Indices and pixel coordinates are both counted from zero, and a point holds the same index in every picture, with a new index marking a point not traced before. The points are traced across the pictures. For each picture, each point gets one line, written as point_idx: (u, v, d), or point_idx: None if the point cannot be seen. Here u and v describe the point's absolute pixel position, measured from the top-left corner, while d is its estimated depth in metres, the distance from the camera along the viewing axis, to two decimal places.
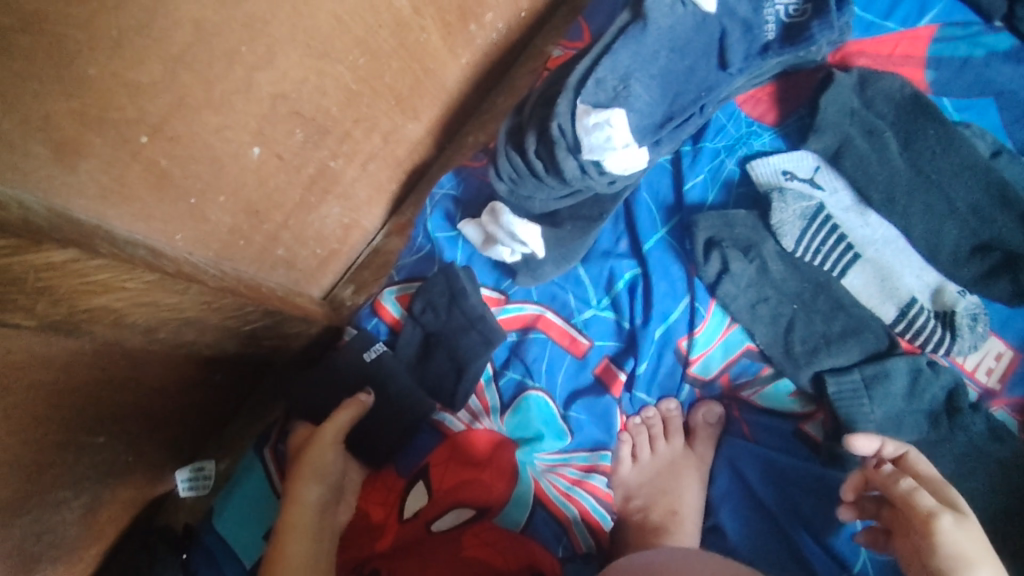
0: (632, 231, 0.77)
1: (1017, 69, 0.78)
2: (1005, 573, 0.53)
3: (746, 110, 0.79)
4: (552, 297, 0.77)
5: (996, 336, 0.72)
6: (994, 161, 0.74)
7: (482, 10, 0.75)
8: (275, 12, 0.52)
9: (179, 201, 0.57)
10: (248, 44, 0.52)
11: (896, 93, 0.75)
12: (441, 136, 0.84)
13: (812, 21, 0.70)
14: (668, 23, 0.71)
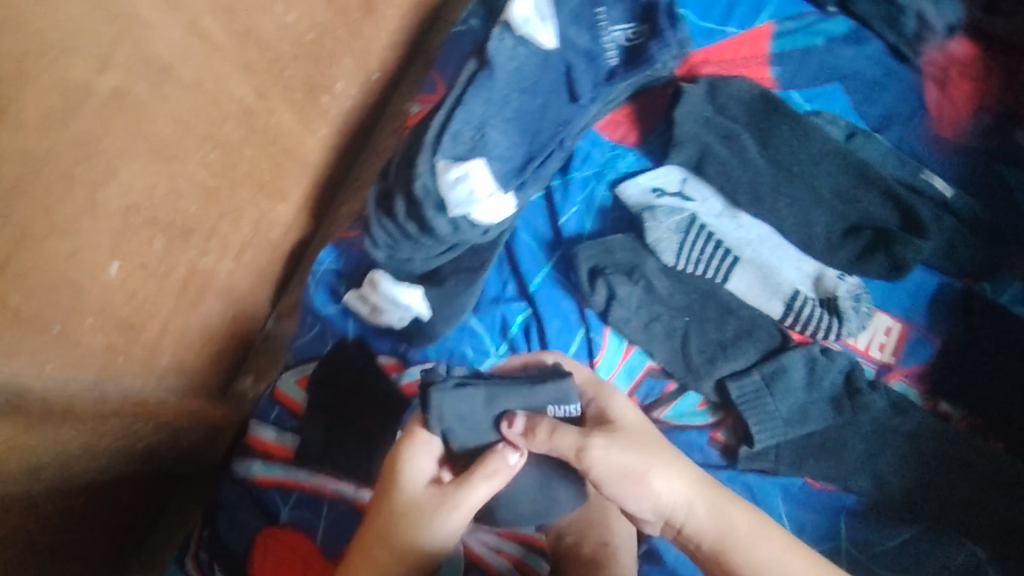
0: (516, 273, 0.77)
1: (856, 50, 0.81)
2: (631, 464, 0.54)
3: (608, 134, 0.80)
4: (450, 352, 0.75)
5: (882, 311, 0.75)
6: (851, 144, 0.76)
7: (330, 82, 0.77)
8: (106, 126, 0.53)
9: (42, 334, 0.53)
10: (84, 162, 0.52)
11: (746, 95, 0.77)
12: (314, 209, 0.86)
13: (650, 42, 0.72)
14: (514, 65, 0.71)
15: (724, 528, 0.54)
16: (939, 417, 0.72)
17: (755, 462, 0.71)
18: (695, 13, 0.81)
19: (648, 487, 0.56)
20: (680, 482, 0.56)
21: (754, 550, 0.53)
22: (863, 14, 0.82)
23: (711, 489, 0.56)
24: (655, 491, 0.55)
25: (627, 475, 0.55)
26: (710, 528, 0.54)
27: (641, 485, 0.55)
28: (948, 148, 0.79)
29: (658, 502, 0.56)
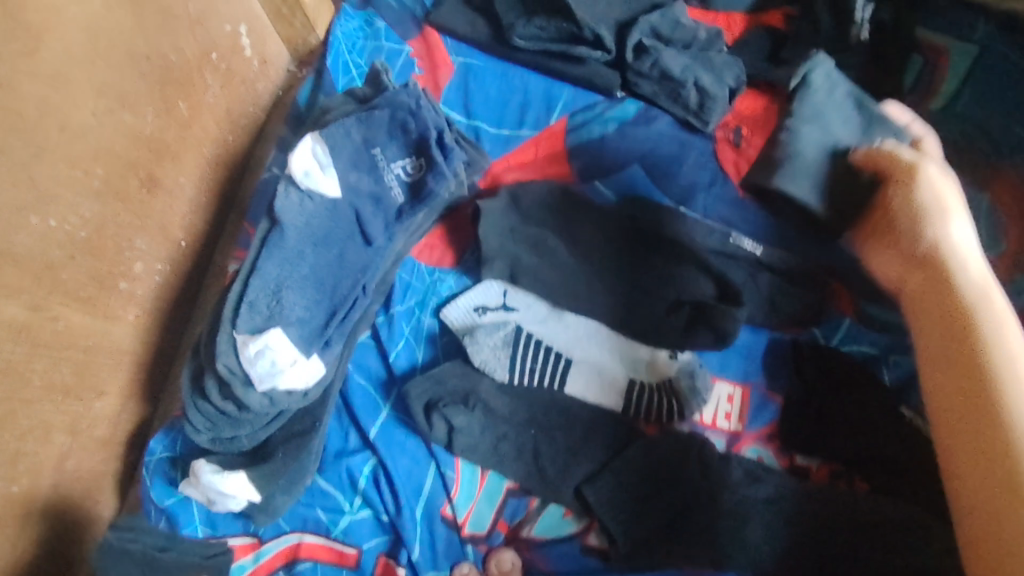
0: (355, 423, 0.74)
1: (648, 129, 0.83)
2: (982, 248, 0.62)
3: (424, 260, 0.79)
4: (303, 521, 0.72)
5: (720, 379, 0.75)
6: (656, 224, 0.78)
7: (126, 266, 0.75)
8: None
9: None
10: None
11: (546, 197, 0.78)
12: (145, 393, 0.81)
13: (426, 177, 0.73)
14: (304, 220, 0.70)
15: (992, 292, 0.59)
16: (799, 472, 0.71)
17: (631, 561, 0.67)
18: (487, 123, 0.83)
19: (970, 270, 0.61)
20: (966, 245, 0.62)
21: (1002, 327, 0.57)
22: (647, 94, 0.84)
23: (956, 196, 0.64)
24: (967, 256, 0.61)
25: (968, 247, 0.62)
26: (980, 285, 0.60)
27: (993, 293, 0.59)
28: (750, 205, 0.81)
29: (986, 283, 0.60)
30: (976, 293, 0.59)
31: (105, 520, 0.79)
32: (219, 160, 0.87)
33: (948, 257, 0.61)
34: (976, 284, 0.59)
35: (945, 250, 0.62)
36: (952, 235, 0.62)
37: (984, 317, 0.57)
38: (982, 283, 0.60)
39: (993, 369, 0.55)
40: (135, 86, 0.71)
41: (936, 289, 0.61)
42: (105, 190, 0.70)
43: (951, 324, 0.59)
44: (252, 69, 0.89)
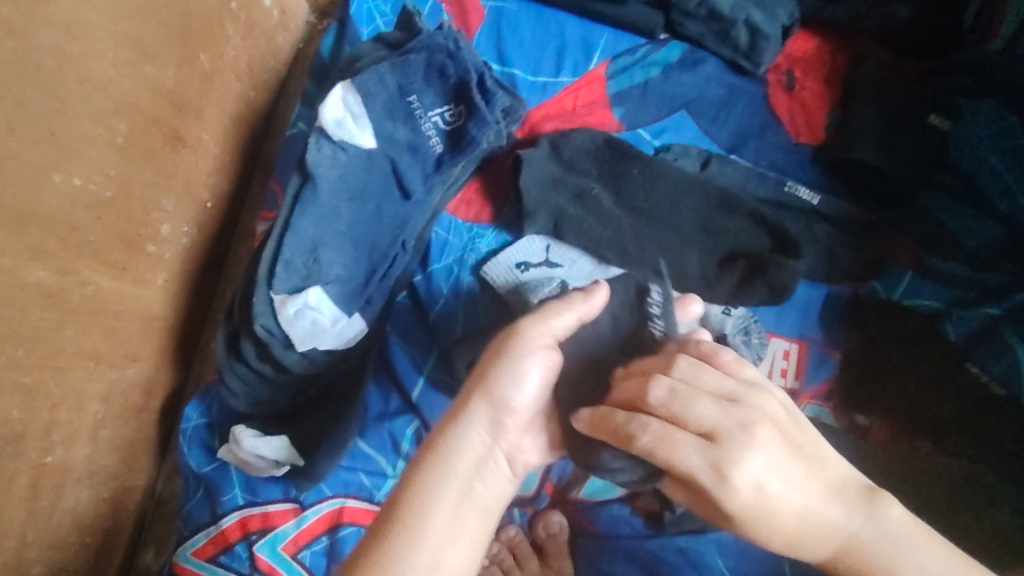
0: (397, 384, 0.71)
1: (694, 73, 0.79)
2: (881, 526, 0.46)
3: (461, 216, 0.76)
4: (345, 485, 0.68)
5: (776, 336, 0.71)
6: (707, 173, 0.74)
7: (153, 228, 0.72)
8: None
9: None
10: None
11: (590, 147, 0.74)
12: (179, 357, 0.80)
13: (467, 124, 0.68)
14: (337, 173, 0.66)
15: (831, 523, 0.46)
16: (858, 432, 0.69)
17: (682, 524, 0.68)
18: (523, 70, 0.79)
19: (768, 491, 0.44)
20: (762, 445, 0.44)
21: (863, 547, 0.46)
22: (693, 35, 0.80)
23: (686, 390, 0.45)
24: (789, 500, 0.45)
25: (718, 398, 0.45)
26: (825, 505, 0.46)
27: (795, 521, 0.45)
28: (805, 152, 0.77)
29: (723, 464, 0.43)
30: (861, 552, 0.46)
31: (139, 487, 0.78)
32: (242, 117, 0.83)
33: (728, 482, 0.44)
34: (763, 516, 0.44)
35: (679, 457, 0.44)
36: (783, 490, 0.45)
37: (839, 532, 0.46)
38: (757, 464, 0.44)
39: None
40: (154, 37, 0.67)
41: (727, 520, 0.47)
42: (129, 146, 0.67)
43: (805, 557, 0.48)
44: (272, 20, 0.85)
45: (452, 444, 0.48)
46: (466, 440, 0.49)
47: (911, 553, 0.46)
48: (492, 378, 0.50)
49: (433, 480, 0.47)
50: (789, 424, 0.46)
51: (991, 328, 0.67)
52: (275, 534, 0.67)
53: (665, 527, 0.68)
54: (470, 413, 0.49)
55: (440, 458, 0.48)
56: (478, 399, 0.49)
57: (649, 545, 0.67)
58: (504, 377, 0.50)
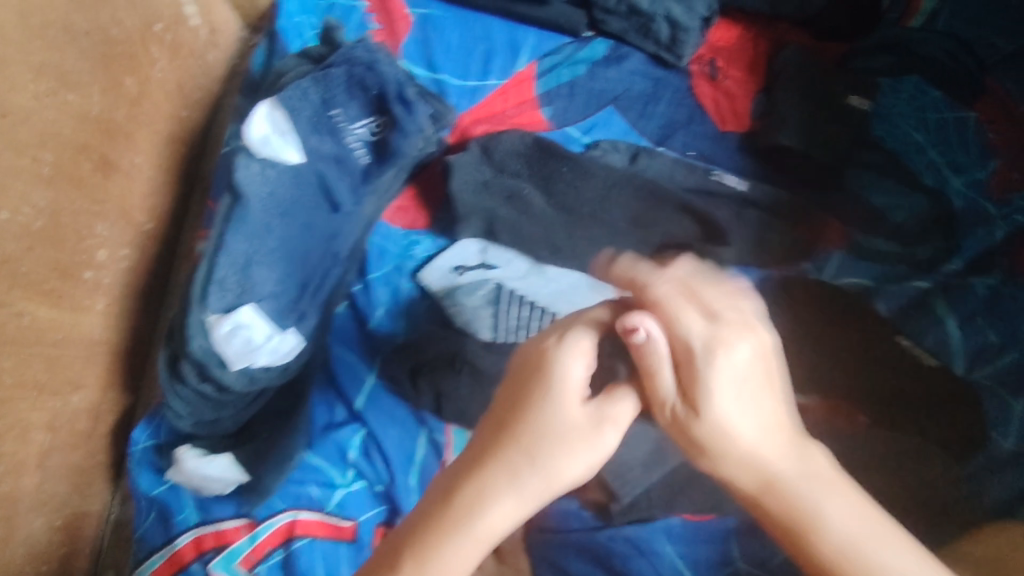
0: (341, 394, 0.71)
1: (619, 69, 0.80)
2: (821, 465, 0.42)
3: (398, 224, 0.77)
4: (295, 498, 0.68)
5: None
6: (636, 167, 0.75)
7: (88, 254, 0.72)
8: None
9: None
10: None
11: (520, 147, 0.75)
12: (125, 382, 0.81)
13: (391, 134, 0.70)
14: (267, 189, 0.66)
15: (802, 472, 0.41)
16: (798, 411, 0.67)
17: (630, 513, 0.69)
18: (451, 75, 0.80)
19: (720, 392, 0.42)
20: (750, 347, 0.43)
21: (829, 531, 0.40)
22: (616, 31, 0.81)
23: (705, 278, 0.48)
24: (741, 434, 0.41)
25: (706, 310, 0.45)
26: (788, 466, 0.41)
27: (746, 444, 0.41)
28: (731, 140, 0.78)
29: (714, 342, 0.43)
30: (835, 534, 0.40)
31: (93, 514, 0.79)
32: (176, 138, 0.84)
33: (704, 384, 0.42)
34: (721, 426, 0.41)
35: (679, 332, 0.44)
36: (712, 366, 0.42)
37: (798, 485, 0.41)
38: (745, 356, 0.43)
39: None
40: (74, 65, 0.67)
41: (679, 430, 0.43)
42: (56, 176, 0.67)
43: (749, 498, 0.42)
44: (200, 39, 0.86)
45: (478, 498, 0.41)
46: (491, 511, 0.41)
47: (875, 555, 0.39)
48: (528, 453, 0.42)
49: (444, 549, 0.41)
50: (773, 357, 0.44)
51: (923, 303, 0.70)
52: (230, 551, 0.66)
53: (613, 518, 0.69)
54: (494, 486, 0.41)
55: (458, 525, 0.41)
56: (514, 450, 0.42)
57: (598, 536, 0.68)
58: (550, 443, 0.42)
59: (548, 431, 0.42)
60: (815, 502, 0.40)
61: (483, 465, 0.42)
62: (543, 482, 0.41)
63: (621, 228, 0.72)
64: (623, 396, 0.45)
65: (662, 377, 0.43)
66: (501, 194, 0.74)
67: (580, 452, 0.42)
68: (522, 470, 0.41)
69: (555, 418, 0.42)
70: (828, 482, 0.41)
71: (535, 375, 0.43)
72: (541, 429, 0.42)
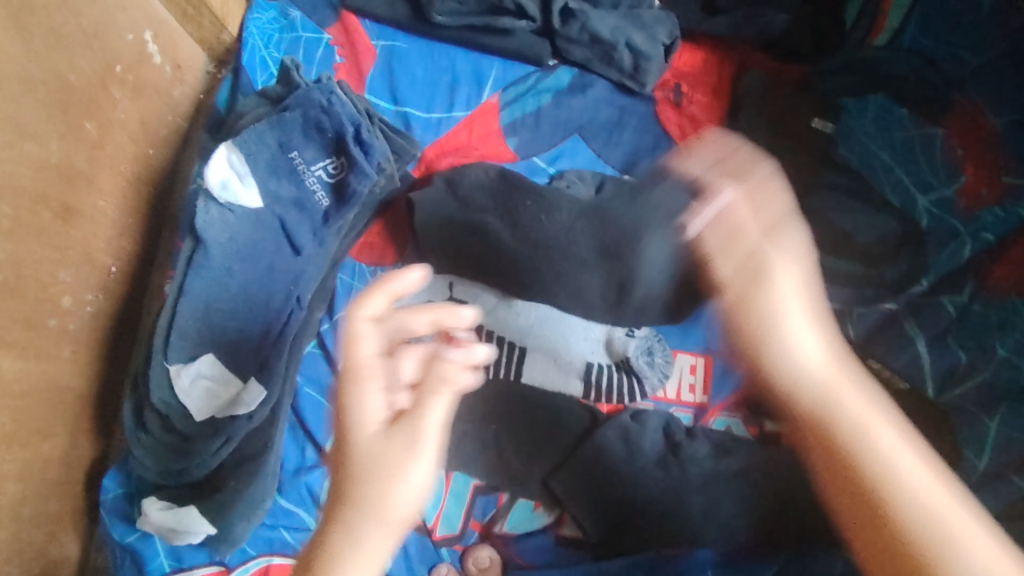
0: (310, 436, 0.71)
1: (584, 98, 0.80)
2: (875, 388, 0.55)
3: (365, 260, 0.76)
4: (269, 542, 0.68)
5: (681, 353, 0.75)
6: (601, 197, 0.75)
7: (54, 302, 0.72)
8: None
9: None
10: None
11: (485, 180, 0.75)
12: (98, 426, 0.80)
13: (349, 176, 0.70)
14: (226, 234, 0.67)
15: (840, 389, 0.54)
16: (768, 440, 0.70)
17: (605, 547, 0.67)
18: (416, 108, 0.80)
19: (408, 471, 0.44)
20: (792, 268, 0.57)
21: (906, 479, 0.50)
22: (579, 59, 0.81)
23: (758, 201, 0.58)
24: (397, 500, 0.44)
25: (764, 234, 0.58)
26: (875, 421, 0.52)
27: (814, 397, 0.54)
28: (697, 166, 0.78)
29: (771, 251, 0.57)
30: (915, 479, 0.49)
31: (71, 561, 0.79)
32: (141, 178, 0.83)
33: (769, 289, 0.56)
34: (772, 320, 0.56)
35: (749, 238, 0.57)
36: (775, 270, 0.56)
37: (877, 452, 0.51)
38: (791, 275, 0.57)
39: (908, 535, 0.48)
40: (31, 116, 0.67)
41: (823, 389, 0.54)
42: (18, 228, 0.67)
43: (835, 469, 0.52)
44: (164, 77, 0.86)
45: (346, 550, 0.44)
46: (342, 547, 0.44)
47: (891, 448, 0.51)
48: (367, 490, 0.44)
49: None
50: (810, 279, 0.58)
51: (892, 326, 0.70)
52: None
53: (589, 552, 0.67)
54: (355, 522, 0.44)
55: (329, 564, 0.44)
56: (353, 502, 0.44)
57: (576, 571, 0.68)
58: (377, 476, 0.44)
59: (370, 466, 0.44)
60: (859, 396, 0.54)
61: (337, 506, 0.45)
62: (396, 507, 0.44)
63: (587, 259, 0.72)
64: (435, 398, 0.43)
65: (738, 302, 0.57)
66: (466, 227, 0.73)
67: (407, 475, 0.44)
68: (370, 499, 0.44)
69: (375, 444, 0.44)
70: (862, 386, 0.55)
71: (346, 410, 0.45)
72: (372, 454, 0.44)
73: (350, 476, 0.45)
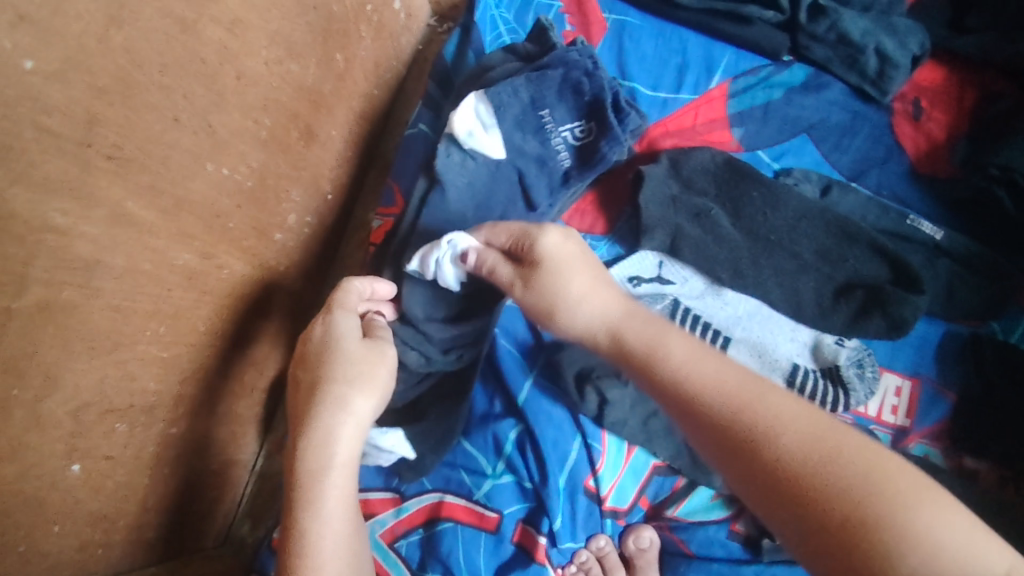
0: (503, 387, 0.73)
1: (817, 97, 0.79)
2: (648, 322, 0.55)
3: (575, 226, 0.77)
4: (447, 480, 0.71)
5: (889, 371, 0.70)
6: (826, 200, 0.74)
7: (282, 218, 0.75)
8: (39, 342, 0.50)
9: (7, 555, 0.54)
10: (20, 383, 0.50)
11: (710, 166, 0.74)
12: (291, 342, 0.85)
13: (600, 142, 0.70)
14: (465, 180, 0.70)
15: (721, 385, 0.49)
16: (966, 476, 0.66)
17: (779, 552, 0.68)
18: (644, 85, 0.80)
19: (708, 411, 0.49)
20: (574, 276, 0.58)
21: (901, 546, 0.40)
22: (820, 59, 0.80)
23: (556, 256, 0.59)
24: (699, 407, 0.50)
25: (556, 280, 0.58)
26: (809, 425, 0.46)
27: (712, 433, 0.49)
28: (926, 184, 0.76)
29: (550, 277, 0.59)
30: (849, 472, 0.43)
31: (244, 463, 0.83)
32: (365, 115, 0.86)
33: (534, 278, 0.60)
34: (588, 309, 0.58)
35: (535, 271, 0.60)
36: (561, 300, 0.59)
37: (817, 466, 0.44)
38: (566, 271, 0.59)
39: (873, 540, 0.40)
40: (301, 38, 0.70)
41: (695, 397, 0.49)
42: (270, 141, 0.70)
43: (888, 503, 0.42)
44: (399, 22, 0.88)
45: (327, 439, 0.55)
46: (342, 503, 0.55)
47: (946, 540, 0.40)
48: (322, 418, 0.55)
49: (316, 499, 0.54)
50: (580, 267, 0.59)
51: None
52: (373, 521, 0.70)
53: (761, 553, 0.68)
54: (333, 422, 0.55)
55: (312, 474, 0.54)
56: (305, 430, 0.55)
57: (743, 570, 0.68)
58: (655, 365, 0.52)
59: (337, 389, 0.56)
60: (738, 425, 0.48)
61: (290, 510, 0.54)
62: (354, 421, 0.56)
63: (808, 261, 0.71)
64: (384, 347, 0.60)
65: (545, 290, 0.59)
66: (685, 205, 0.73)
67: (340, 426, 0.55)
68: (345, 411, 0.56)
69: (334, 369, 0.57)
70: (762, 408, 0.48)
71: (303, 410, 0.56)
72: (342, 372, 0.57)
73: (310, 414, 0.56)
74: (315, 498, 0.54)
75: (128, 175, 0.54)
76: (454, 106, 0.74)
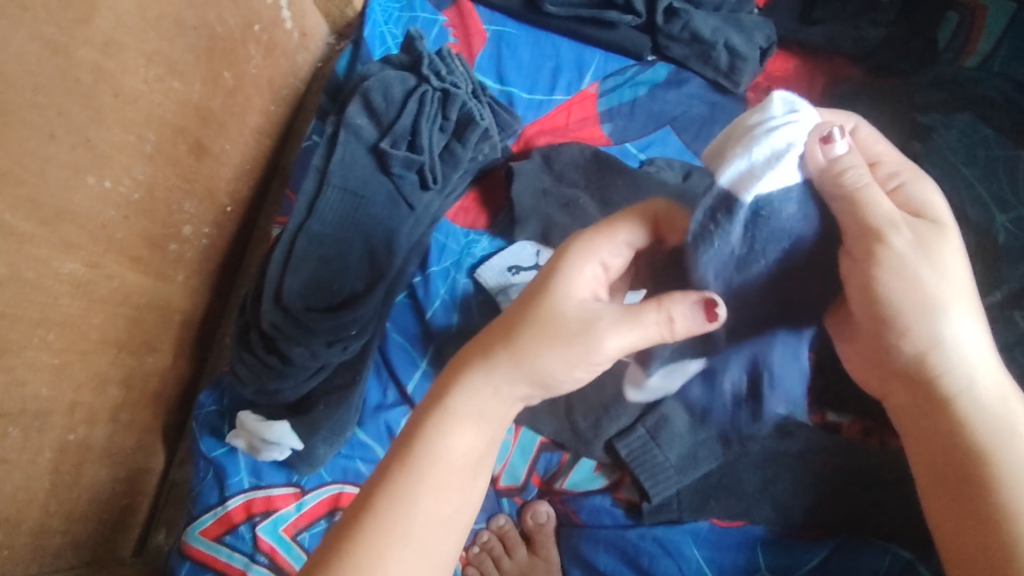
0: (395, 379, 0.77)
1: (679, 91, 0.85)
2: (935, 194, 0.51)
3: (460, 222, 0.83)
4: (343, 471, 0.74)
5: None
6: (688, 184, 0.76)
7: (176, 229, 0.79)
8: None
9: None
10: None
11: (579, 159, 0.80)
12: (196, 350, 0.89)
13: (469, 126, 0.78)
14: (344, 170, 0.76)
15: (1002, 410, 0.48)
16: (830, 429, 0.74)
17: (659, 514, 0.71)
18: (520, 89, 0.85)
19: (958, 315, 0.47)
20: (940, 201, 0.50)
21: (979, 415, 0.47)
22: (678, 57, 0.87)
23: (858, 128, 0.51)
24: (960, 338, 0.47)
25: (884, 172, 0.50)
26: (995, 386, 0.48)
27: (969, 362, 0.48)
28: None
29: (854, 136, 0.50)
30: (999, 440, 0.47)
31: (154, 472, 0.86)
32: (263, 131, 0.91)
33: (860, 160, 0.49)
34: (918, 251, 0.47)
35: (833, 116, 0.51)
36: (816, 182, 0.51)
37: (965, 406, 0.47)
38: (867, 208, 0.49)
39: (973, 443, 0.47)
40: (182, 55, 0.74)
41: (862, 298, 0.47)
42: (156, 154, 0.73)
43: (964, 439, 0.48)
44: (292, 42, 0.93)
45: (484, 382, 0.47)
46: (507, 399, 0.47)
47: None
48: (527, 341, 0.46)
49: (444, 431, 0.46)
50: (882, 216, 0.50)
51: None
52: (278, 517, 0.72)
53: (643, 517, 0.72)
54: (503, 375, 0.46)
55: (465, 398, 0.47)
56: (506, 357, 0.46)
57: (628, 533, 0.71)
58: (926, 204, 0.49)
59: (558, 328, 0.46)
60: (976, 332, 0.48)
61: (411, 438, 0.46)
62: (523, 365, 0.46)
63: None
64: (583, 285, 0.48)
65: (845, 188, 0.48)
66: (554, 193, 0.79)
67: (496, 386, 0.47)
68: (525, 368, 0.46)
69: (558, 314, 0.46)
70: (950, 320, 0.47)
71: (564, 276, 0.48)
72: (557, 326, 0.46)
73: (521, 333, 0.46)
74: (502, 376, 0.46)
75: (7, 185, 0.57)
76: (333, 119, 0.80)
